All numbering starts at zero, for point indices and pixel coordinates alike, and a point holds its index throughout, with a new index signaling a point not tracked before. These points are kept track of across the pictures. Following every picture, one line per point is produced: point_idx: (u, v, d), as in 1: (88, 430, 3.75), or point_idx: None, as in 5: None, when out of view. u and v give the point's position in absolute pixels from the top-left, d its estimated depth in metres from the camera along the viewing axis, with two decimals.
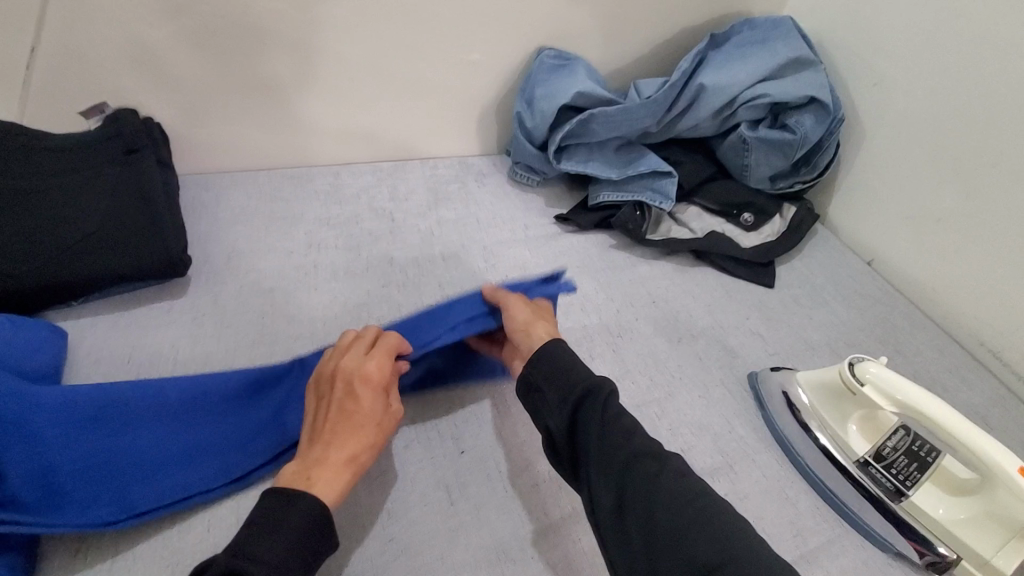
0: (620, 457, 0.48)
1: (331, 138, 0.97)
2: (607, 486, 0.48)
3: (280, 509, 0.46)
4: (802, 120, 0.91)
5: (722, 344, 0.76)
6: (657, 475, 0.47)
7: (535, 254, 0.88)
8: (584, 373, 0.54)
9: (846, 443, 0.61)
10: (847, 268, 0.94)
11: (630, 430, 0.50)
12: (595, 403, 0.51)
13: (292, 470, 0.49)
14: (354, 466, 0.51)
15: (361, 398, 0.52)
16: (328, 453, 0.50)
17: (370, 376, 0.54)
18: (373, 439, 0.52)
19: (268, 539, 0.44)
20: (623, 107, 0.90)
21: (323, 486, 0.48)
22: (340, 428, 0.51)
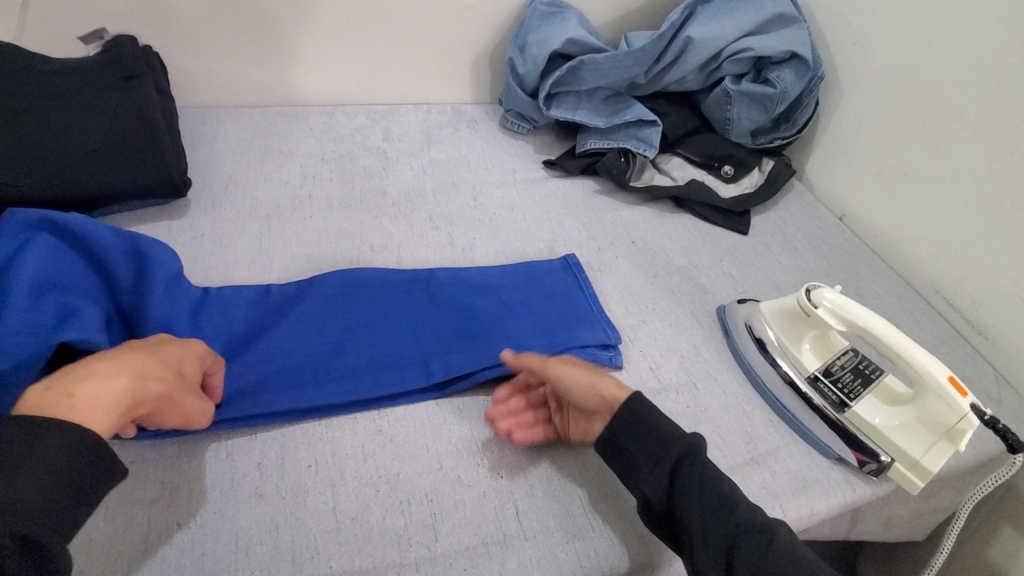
0: (724, 527, 0.48)
1: (327, 78, 0.99)
2: (716, 558, 0.47)
3: (30, 441, 0.41)
4: (782, 74, 0.94)
5: (695, 281, 0.81)
6: (763, 546, 0.47)
7: (522, 195, 0.91)
8: (677, 435, 0.52)
9: (799, 361, 0.65)
10: (819, 220, 0.98)
11: (731, 494, 0.49)
12: (697, 470, 0.50)
13: (48, 387, 0.44)
14: (132, 397, 0.46)
15: (166, 346, 0.52)
16: (101, 384, 0.46)
17: (179, 348, 0.53)
18: (162, 377, 0.49)
19: (31, 475, 0.40)
20: (611, 55, 0.93)
21: (83, 414, 0.44)
22: (128, 367, 0.48)
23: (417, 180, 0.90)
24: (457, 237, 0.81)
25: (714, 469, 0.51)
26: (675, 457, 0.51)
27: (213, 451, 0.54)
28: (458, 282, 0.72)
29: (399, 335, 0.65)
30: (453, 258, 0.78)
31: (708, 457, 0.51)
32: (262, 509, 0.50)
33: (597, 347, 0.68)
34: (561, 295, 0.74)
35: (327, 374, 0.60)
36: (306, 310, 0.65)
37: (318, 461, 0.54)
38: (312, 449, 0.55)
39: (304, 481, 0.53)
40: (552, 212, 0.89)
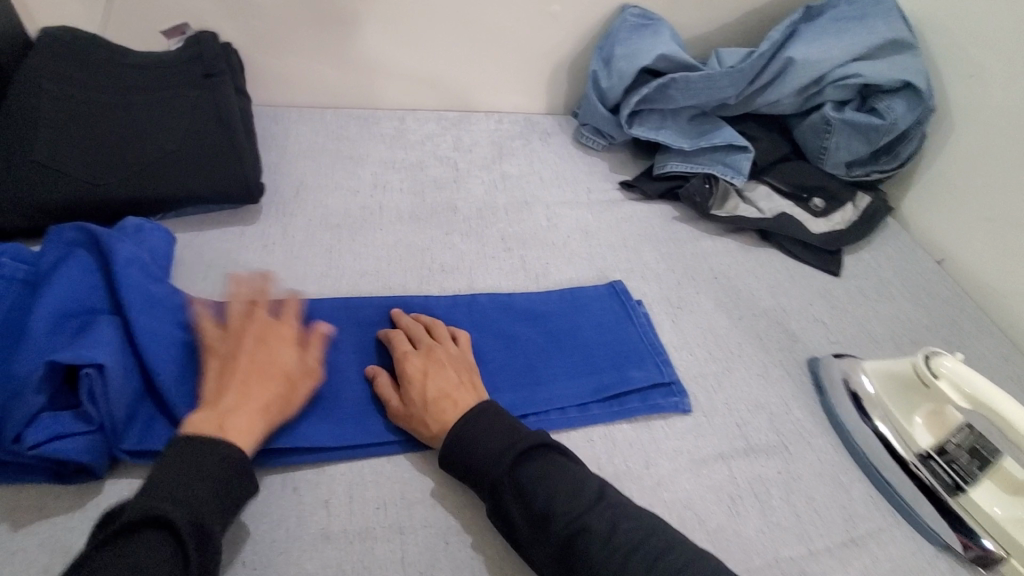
0: (549, 536, 0.47)
1: (401, 82, 0.97)
2: (556, 565, 0.47)
3: (190, 455, 0.46)
4: (892, 105, 0.86)
5: (783, 327, 0.75)
6: (587, 545, 0.46)
7: (597, 218, 0.86)
8: (484, 456, 0.50)
9: (908, 434, 0.59)
10: (917, 264, 0.90)
11: (549, 494, 0.48)
12: (507, 489, 0.49)
13: (199, 418, 0.49)
14: (268, 414, 0.51)
15: (276, 351, 0.54)
16: (242, 401, 0.50)
17: (281, 330, 0.56)
18: (283, 388, 0.53)
19: (185, 483, 0.44)
20: (706, 75, 0.87)
21: (237, 433, 0.48)
22: (254, 376, 0.52)
23: (488, 195, 0.86)
24: (530, 262, 0.77)
25: (534, 471, 0.50)
26: (486, 482, 0.50)
27: (280, 484, 0.53)
28: (504, 309, 0.69)
29: None
30: (525, 284, 0.74)
31: (518, 468, 0.50)
32: (330, 552, 0.49)
33: (659, 393, 0.64)
34: (611, 324, 0.70)
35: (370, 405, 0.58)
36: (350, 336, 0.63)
37: (387, 505, 0.53)
38: (380, 489, 0.54)
39: (372, 526, 0.51)
40: (629, 238, 0.84)
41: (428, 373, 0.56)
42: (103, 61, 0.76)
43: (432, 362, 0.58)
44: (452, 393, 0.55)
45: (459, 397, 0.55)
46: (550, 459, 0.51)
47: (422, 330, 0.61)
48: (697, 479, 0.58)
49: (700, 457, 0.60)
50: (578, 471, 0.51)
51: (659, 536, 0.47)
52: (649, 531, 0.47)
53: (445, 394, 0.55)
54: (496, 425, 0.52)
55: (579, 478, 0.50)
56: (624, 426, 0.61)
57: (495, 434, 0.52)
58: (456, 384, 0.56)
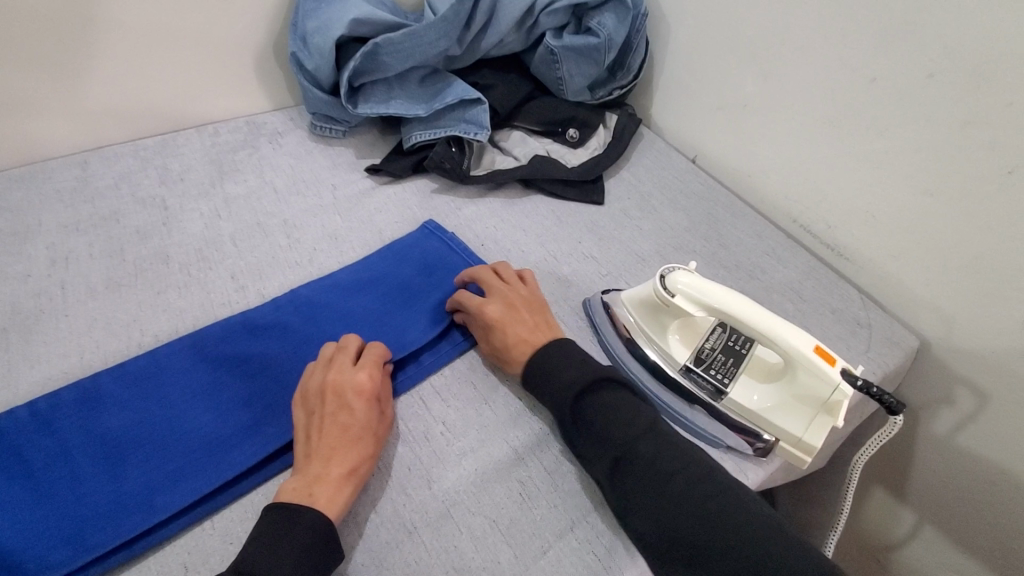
0: (601, 453, 0.51)
1: (68, 121, 0.78)
2: (607, 485, 0.51)
3: (282, 529, 0.45)
4: (603, 20, 0.85)
5: (556, 276, 0.73)
6: (631, 465, 0.50)
7: (347, 217, 0.78)
8: (558, 384, 0.55)
9: (669, 353, 0.60)
10: (672, 169, 0.93)
11: (606, 420, 0.52)
12: (565, 413, 0.53)
13: (291, 488, 0.48)
14: (354, 479, 0.49)
15: (355, 408, 0.52)
16: (327, 468, 0.49)
17: (359, 380, 0.53)
18: (368, 449, 0.51)
19: (274, 559, 0.44)
20: (409, 31, 0.79)
21: (325, 501, 0.47)
22: (336, 440, 0.50)
23: (210, 228, 0.73)
24: (272, 293, 0.67)
25: (601, 401, 0.54)
26: (553, 405, 0.55)
27: None
28: (240, 363, 0.58)
29: (260, 385, 0.57)
30: None
31: (584, 395, 0.54)
32: None
33: None
34: (415, 287, 0.67)
35: (155, 483, 0.50)
36: (112, 411, 0.53)
37: None
38: None
39: None
40: (385, 229, 0.77)
41: (510, 317, 0.60)
42: None
43: (513, 304, 0.61)
44: (532, 332, 0.59)
45: (538, 330, 0.60)
46: (613, 391, 0.54)
47: (490, 275, 0.64)
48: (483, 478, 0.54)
49: (484, 451, 0.55)
50: (635, 401, 0.54)
51: (694, 459, 0.51)
52: (685, 454, 0.51)
53: (531, 326, 0.60)
54: (570, 362, 0.56)
55: (636, 406, 0.54)
56: (398, 448, 0.55)
57: (568, 358, 0.57)
58: (533, 319, 0.60)
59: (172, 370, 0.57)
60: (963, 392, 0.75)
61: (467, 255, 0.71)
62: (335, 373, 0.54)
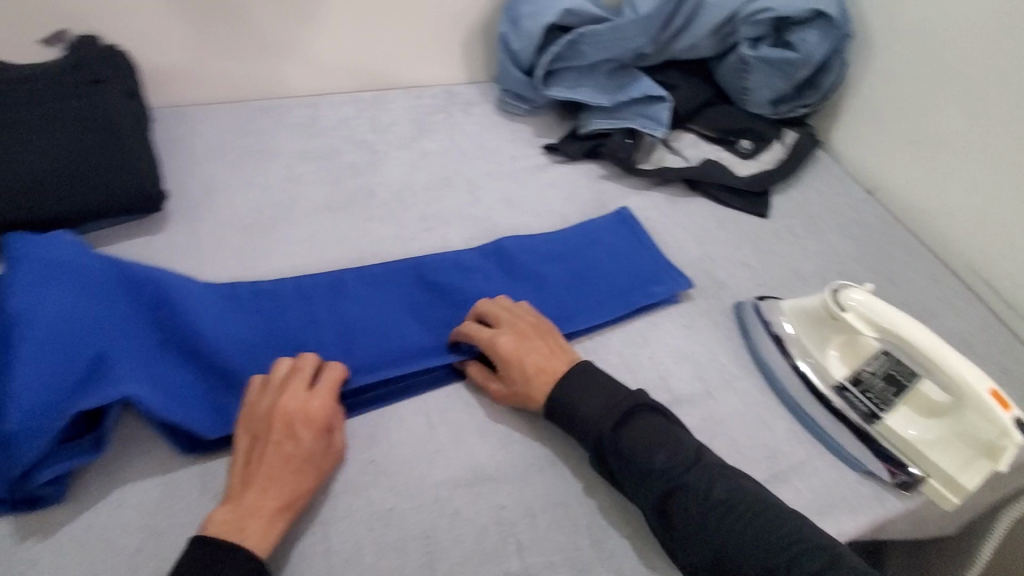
0: (652, 484, 0.51)
1: (312, 69, 0.93)
2: (655, 512, 0.51)
3: (212, 564, 0.45)
4: (805, 36, 0.86)
5: (711, 276, 0.75)
6: (684, 496, 0.50)
7: (521, 186, 0.85)
8: (588, 416, 0.54)
9: (824, 368, 0.61)
10: (846, 196, 0.90)
11: (650, 452, 0.52)
12: (608, 446, 0.53)
13: (222, 517, 0.48)
14: (287, 514, 0.49)
15: (303, 440, 0.50)
16: (264, 501, 0.48)
17: (312, 407, 0.52)
18: (306, 483, 0.50)
19: None
20: (613, 25, 0.85)
21: (249, 536, 0.46)
22: (257, 471, 0.49)
23: (408, 175, 0.84)
24: (453, 240, 0.76)
25: (637, 433, 0.53)
26: (591, 436, 0.54)
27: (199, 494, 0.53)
28: (424, 290, 0.68)
29: (453, 309, 0.67)
30: None
31: (620, 427, 0.54)
32: None
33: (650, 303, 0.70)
34: (580, 258, 0.74)
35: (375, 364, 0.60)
36: (348, 299, 0.65)
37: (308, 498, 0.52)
38: None
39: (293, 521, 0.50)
40: (554, 203, 0.83)
41: (523, 348, 0.59)
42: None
43: (523, 334, 0.60)
44: (548, 361, 0.58)
45: (553, 359, 0.59)
46: (652, 421, 0.54)
47: (496, 306, 0.62)
48: None
49: None
50: (674, 434, 0.54)
51: (746, 492, 0.50)
52: (739, 487, 0.51)
53: (548, 356, 0.59)
54: (590, 390, 0.56)
55: (675, 434, 0.54)
56: None
57: (595, 385, 0.56)
58: (548, 346, 0.60)
59: (388, 280, 0.68)
60: None
61: (631, 242, 0.77)
62: (292, 397, 0.52)
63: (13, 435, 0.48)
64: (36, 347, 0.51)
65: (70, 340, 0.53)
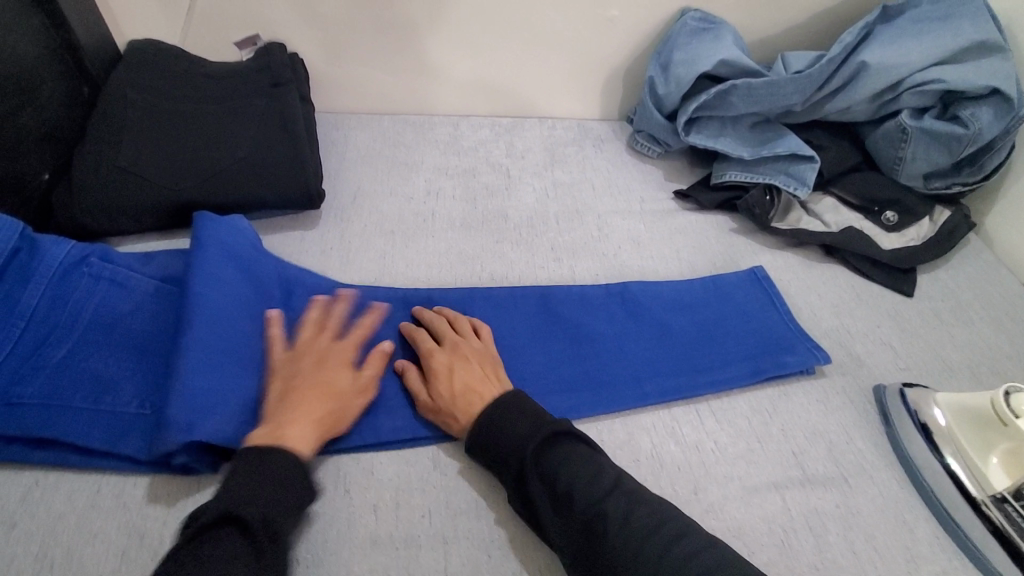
0: (570, 518, 0.49)
1: (458, 91, 0.98)
2: (578, 547, 0.48)
3: (254, 465, 0.47)
4: (977, 112, 0.80)
5: (848, 350, 0.71)
6: (602, 528, 0.47)
7: (650, 229, 0.85)
8: (512, 437, 0.52)
9: (982, 474, 0.57)
10: (1001, 286, 0.83)
11: (567, 477, 0.50)
12: (530, 475, 0.50)
13: (260, 431, 0.50)
14: (320, 430, 0.52)
15: (344, 370, 0.56)
16: (298, 415, 0.51)
17: (344, 353, 0.57)
18: (340, 405, 0.54)
19: (242, 484, 0.46)
20: (769, 81, 0.83)
21: (295, 439, 0.50)
22: (309, 391, 0.53)
23: (539, 203, 0.86)
24: (581, 273, 0.76)
25: (561, 460, 0.51)
26: (513, 465, 0.51)
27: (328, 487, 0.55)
28: (550, 320, 0.68)
29: (577, 345, 0.66)
30: None
31: (544, 452, 0.51)
32: (376, 556, 0.50)
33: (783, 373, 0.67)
34: (711, 310, 0.72)
35: None
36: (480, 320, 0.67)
37: (432, 512, 0.53)
38: (425, 497, 0.54)
39: (418, 531, 0.52)
40: (682, 250, 0.82)
41: (457, 366, 0.58)
42: (197, 83, 0.80)
43: (460, 356, 0.59)
44: (479, 384, 0.56)
45: (487, 382, 0.57)
46: (572, 447, 0.52)
47: (445, 325, 0.62)
48: (747, 508, 0.55)
49: (751, 485, 0.57)
50: (598, 458, 0.52)
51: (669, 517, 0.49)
52: (656, 512, 0.49)
53: (475, 377, 0.57)
54: (523, 413, 0.54)
55: (597, 460, 0.52)
56: (671, 446, 0.59)
57: (521, 410, 0.54)
58: (483, 370, 0.58)
59: (518, 305, 0.69)
60: None
61: (763, 303, 0.74)
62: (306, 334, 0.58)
63: (173, 421, 0.49)
64: (208, 328, 0.54)
65: (230, 335, 0.55)
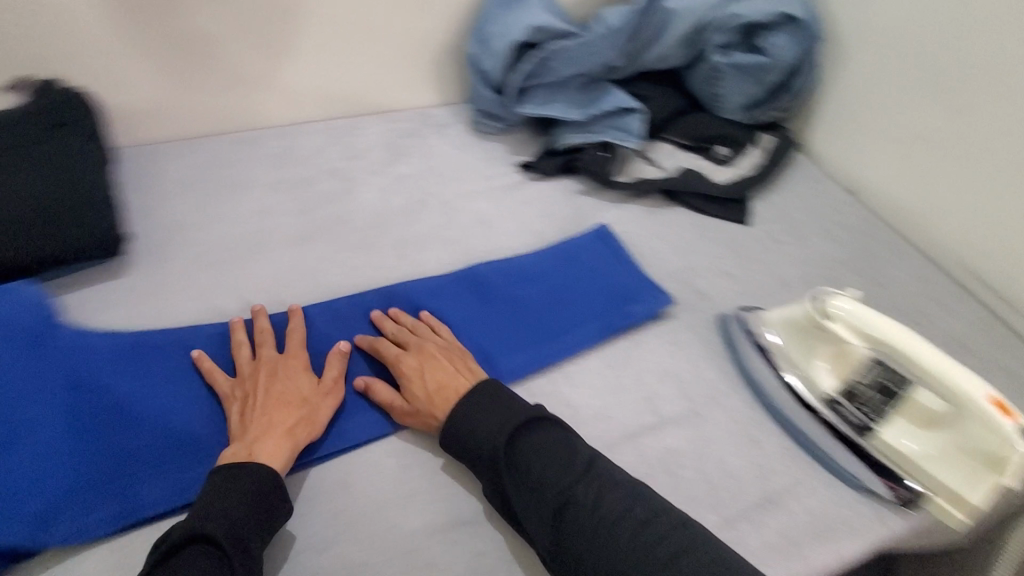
0: (542, 503, 0.49)
1: (283, 98, 0.91)
2: (550, 533, 0.48)
3: (226, 482, 0.48)
4: (775, 40, 0.85)
5: (692, 286, 0.74)
6: (575, 513, 0.48)
7: (497, 206, 0.83)
8: (484, 432, 0.53)
9: (814, 382, 0.59)
10: (828, 197, 0.88)
11: (539, 465, 0.51)
12: (502, 464, 0.50)
13: (230, 450, 0.51)
14: (292, 439, 0.53)
15: (297, 379, 0.56)
16: (266, 428, 0.52)
17: (291, 362, 0.58)
18: (302, 412, 0.54)
19: (221, 503, 0.46)
20: (583, 39, 0.84)
21: (267, 457, 0.50)
22: (271, 407, 0.53)
23: (381, 201, 0.83)
24: (429, 265, 0.74)
25: (536, 446, 0.52)
26: (484, 454, 0.52)
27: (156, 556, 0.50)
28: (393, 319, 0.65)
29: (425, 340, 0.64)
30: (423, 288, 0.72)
31: (515, 442, 0.52)
32: None
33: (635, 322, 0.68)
34: (559, 273, 0.73)
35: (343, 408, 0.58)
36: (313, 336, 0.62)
37: (275, 552, 0.50)
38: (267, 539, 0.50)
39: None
40: (530, 221, 0.82)
41: (426, 366, 0.58)
42: None
43: (427, 355, 0.59)
44: (452, 379, 0.57)
45: (459, 376, 0.58)
46: (548, 432, 0.53)
47: (404, 330, 0.63)
48: None
49: (607, 440, 0.57)
50: (573, 443, 0.53)
51: (641, 496, 0.50)
52: (629, 493, 0.50)
53: (450, 374, 0.58)
54: (496, 407, 0.54)
55: (569, 444, 0.52)
56: None
57: (495, 403, 0.55)
58: (456, 366, 0.59)
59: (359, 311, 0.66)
60: None
61: (611, 257, 0.75)
62: (243, 359, 0.58)
63: None
64: None
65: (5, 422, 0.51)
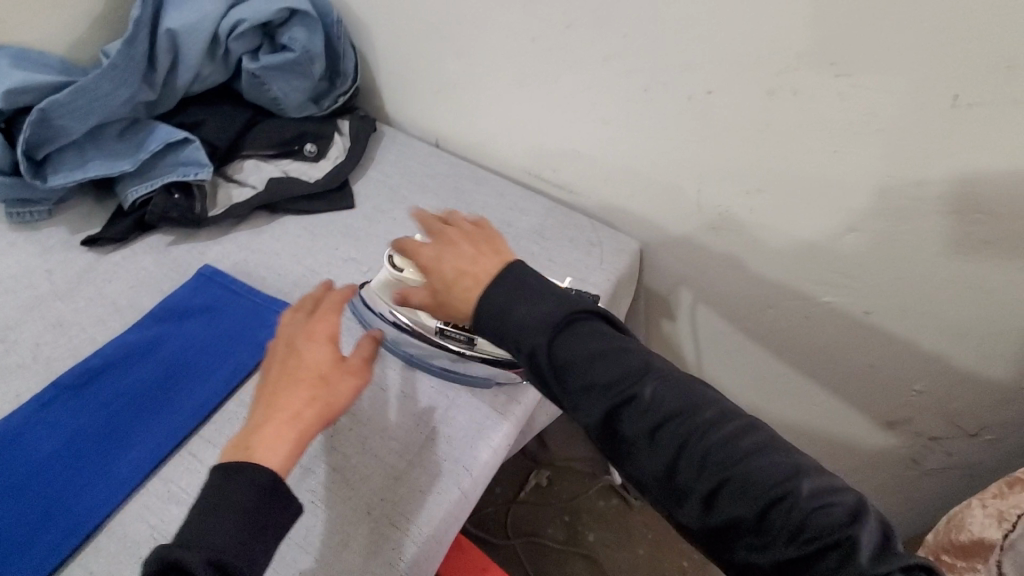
0: (593, 398, 0.45)
1: None
2: (601, 427, 0.45)
3: (218, 493, 0.41)
4: (293, 35, 0.86)
5: (317, 285, 0.76)
6: (630, 415, 0.44)
7: (74, 300, 0.72)
8: (517, 333, 0.46)
9: (424, 321, 0.66)
10: (416, 154, 0.97)
11: (592, 365, 0.45)
12: (542, 363, 0.45)
13: (234, 443, 0.45)
14: (299, 430, 0.45)
15: (315, 347, 0.49)
16: (269, 415, 0.45)
17: (318, 326, 0.50)
18: (316, 391, 0.47)
19: (210, 525, 0.40)
20: (80, 87, 0.74)
21: (266, 452, 0.44)
22: (283, 388, 0.47)
23: None
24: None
25: (579, 342, 0.46)
26: (524, 353, 0.46)
27: None
28: None
29: (26, 486, 0.57)
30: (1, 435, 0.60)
31: (561, 343, 0.45)
32: None
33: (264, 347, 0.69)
34: (168, 340, 0.68)
35: None
36: None
37: None
38: None
39: None
40: (123, 298, 0.73)
41: (446, 252, 0.51)
42: None
43: (450, 240, 0.52)
44: (475, 263, 0.50)
45: (482, 259, 0.50)
46: (593, 330, 0.46)
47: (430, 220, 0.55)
48: None
49: None
50: (623, 342, 0.46)
51: (703, 391, 0.45)
52: (686, 391, 0.45)
53: (473, 257, 0.50)
54: (535, 301, 0.47)
55: (622, 345, 0.46)
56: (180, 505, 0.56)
57: (523, 295, 0.47)
58: (474, 249, 0.51)
59: None
60: (687, 270, 0.89)
61: (225, 299, 0.72)
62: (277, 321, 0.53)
63: None
64: None
65: None
